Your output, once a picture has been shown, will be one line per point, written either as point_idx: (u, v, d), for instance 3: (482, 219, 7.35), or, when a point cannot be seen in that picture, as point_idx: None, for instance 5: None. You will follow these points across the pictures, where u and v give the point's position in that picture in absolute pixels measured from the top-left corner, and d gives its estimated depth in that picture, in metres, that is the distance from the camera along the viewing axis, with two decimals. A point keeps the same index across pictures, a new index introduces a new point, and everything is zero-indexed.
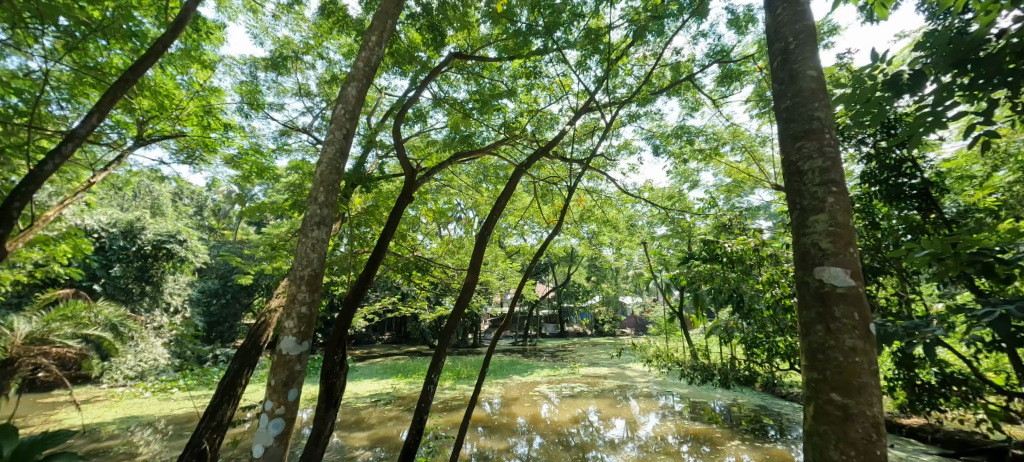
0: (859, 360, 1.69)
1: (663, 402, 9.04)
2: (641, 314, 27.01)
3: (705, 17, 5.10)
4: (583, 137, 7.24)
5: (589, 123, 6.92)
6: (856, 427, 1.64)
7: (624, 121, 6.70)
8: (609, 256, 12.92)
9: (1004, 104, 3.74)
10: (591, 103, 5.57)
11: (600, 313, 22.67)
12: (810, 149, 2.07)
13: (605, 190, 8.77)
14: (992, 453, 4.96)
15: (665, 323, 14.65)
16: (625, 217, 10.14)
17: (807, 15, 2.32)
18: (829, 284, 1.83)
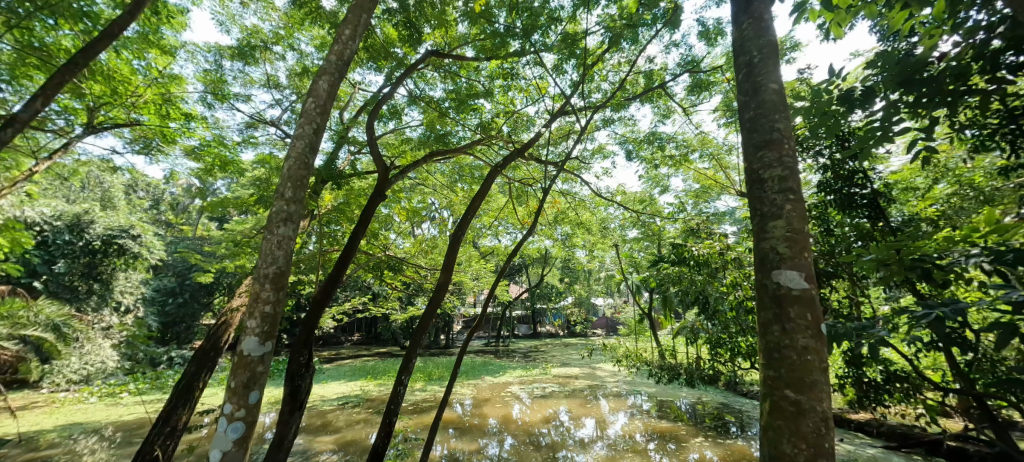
0: (811, 358, 1.79)
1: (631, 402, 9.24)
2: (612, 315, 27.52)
3: (677, 27, 5.27)
4: (558, 140, 7.32)
5: (565, 127, 7.01)
6: (808, 422, 1.73)
7: (599, 126, 6.82)
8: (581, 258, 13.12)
9: (943, 122, 4.05)
10: (566, 106, 5.65)
11: (572, 314, 22.94)
12: (771, 159, 2.18)
13: (579, 193, 8.89)
14: (930, 445, 5.34)
15: (635, 324, 14.98)
16: (598, 220, 10.32)
17: (770, 31, 2.45)
18: (785, 286, 1.93)
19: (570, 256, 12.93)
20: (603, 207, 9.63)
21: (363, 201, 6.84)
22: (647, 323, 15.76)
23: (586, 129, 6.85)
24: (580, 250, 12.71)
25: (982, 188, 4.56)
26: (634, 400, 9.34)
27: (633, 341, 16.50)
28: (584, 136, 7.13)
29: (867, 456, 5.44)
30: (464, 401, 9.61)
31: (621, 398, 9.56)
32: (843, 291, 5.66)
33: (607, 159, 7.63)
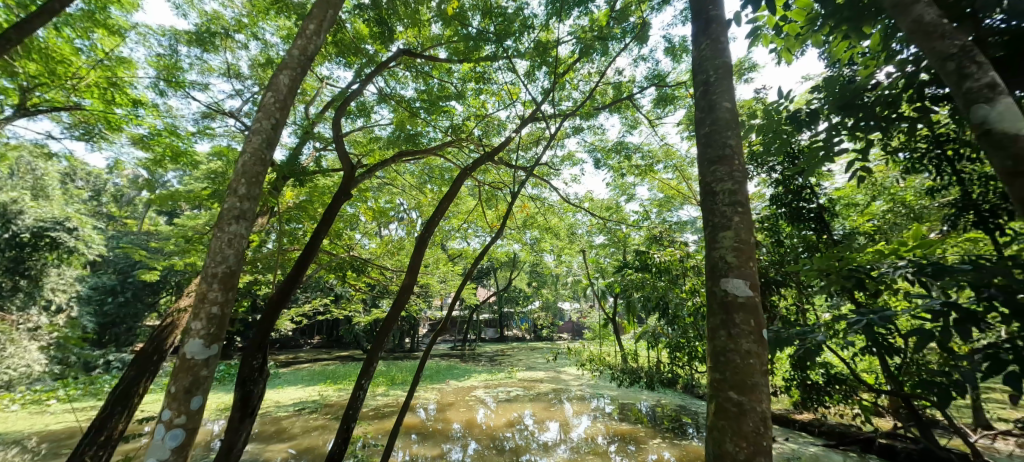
0: (753, 362, 1.90)
1: (593, 405, 9.41)
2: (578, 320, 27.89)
3: (645, 41, 5.47)
4: (529, 145, 7.39)
5: (535, 132, 7.09)
6: (748, 421, 1.83)
7: (568, 133, 6.96)
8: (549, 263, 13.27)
9: (879, 145, 4.40)
10: (537, 113, 5.73)
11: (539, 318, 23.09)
12: (722, 173, 2.31)
13: (548, 198, 9.00)
14: (864, 443, 5.75)
15: (599, 329, 15.27)
16: (566, 225, 10.48)
17: (726, 53, 2.60)
18: (732, 294, 2.04)
19: (538, 261, 13.05)
20: (572, 213, 9.81)
21: (327, 200, 6.64)
22: (611, 328, 16.11)
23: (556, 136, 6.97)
24: (548, 255, 12.87)
25: (913, 207, 4.98)
26: (596, 403, 9.51)
27: (598, 345, 16.81)
28: (554, 142, 7.24)
29: (809, 454, 5.78)
30: (427, 406, 9.46)
31: (583, 402, 9.71)
32: (790, 299, 6.02)
33: (576, 166, 7.78)
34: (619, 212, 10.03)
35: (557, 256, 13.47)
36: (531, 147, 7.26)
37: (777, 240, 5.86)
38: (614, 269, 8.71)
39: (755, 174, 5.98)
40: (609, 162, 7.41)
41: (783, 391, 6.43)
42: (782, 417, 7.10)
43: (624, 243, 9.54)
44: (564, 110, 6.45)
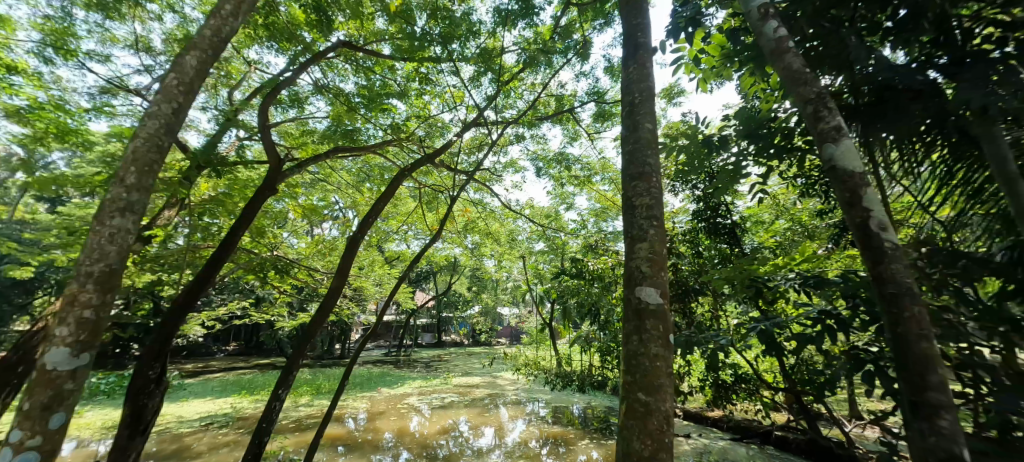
0: (659, 364, 2.05)
1: (526, 409, 9.53)
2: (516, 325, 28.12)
3: (587, 59, 5.73)
4: (472, 150, 7.37)
5: (479, 138, 7.10)
6: (654, 420, 1.95)
7: (511, 141, 7.05)
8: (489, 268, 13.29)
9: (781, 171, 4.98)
10: (479, 118, 5.72)
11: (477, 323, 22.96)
12: (641, 189, 2.48)
13: (490, 204, 9.03)
14: (763, 436, 6.36)
15: (535, 334, 15.51)
16: (507, 231, 10.57)
17: (650, 78, 2.80)
18: (644, 301, 2.19)
19: (478, 266, 13.01)
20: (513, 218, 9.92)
21: (249, 194, 6.11)
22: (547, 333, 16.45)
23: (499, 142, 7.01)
24: (488, 260, 12.88)
25: (807, 226, 5.65)
26: (529, 407, 9.64)
27: (534, 350, 17.06)
28: (496, 148, 7.29)
29: (718, 448, 6.29)
30: (356, 415, 8.99)
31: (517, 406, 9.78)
32: (706, 306, 6.55)
33: (519, 173, 7.90)
34: (558, 220, 10.32)
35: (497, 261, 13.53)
36: (473, 151, 7.24)
37: (697, 252, 6.36)
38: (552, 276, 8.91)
39: (680, 189, 6.45)
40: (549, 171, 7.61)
41: (697, 390, 6.94)
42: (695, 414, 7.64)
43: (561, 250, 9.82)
44: (507, 117, 6.52)
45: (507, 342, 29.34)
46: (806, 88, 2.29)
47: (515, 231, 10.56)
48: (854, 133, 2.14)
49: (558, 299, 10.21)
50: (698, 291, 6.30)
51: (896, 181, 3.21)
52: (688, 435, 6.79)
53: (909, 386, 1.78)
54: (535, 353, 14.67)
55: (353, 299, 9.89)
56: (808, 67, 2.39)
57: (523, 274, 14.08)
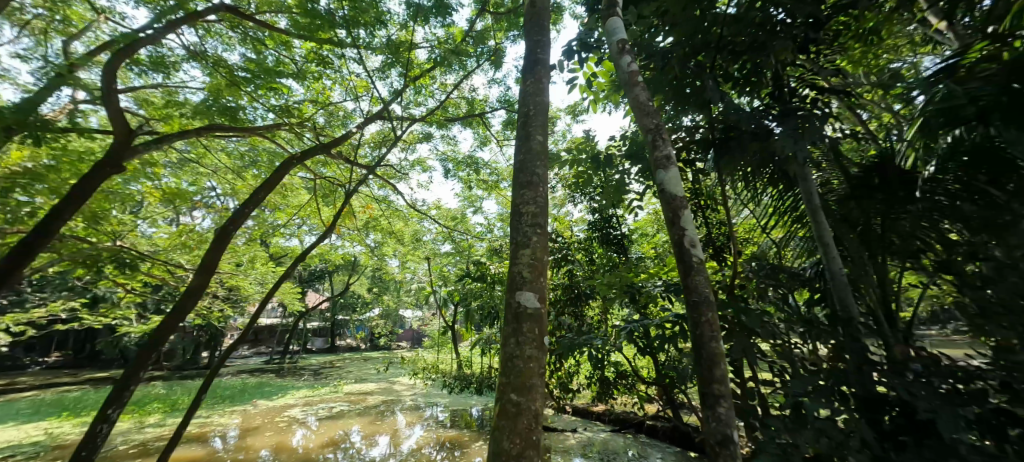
0: (532, 365, 2.14)
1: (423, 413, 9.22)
2: (417, 328, 27.22)
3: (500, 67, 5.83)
4: (378, 144, 6.93)
5: (385, 132, 6.72)
6: (523, 419, 2.02)
7: (420, 138, 6.81)
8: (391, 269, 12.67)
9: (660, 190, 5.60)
10: (385, 109, 5.40)
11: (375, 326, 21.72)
12: (529, 197, 2.58)
13: (394, 202, 8.61)
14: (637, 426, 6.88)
15: (437, 337, 15.16)
16: (411, 232, 10.18)
17: (545, 94, 2.95)
18: (523, 305, 2.27)
19: (379, 267, 12.34)
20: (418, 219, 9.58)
21: (86, 170, 4.98)
22: (449, 336, 16.18)
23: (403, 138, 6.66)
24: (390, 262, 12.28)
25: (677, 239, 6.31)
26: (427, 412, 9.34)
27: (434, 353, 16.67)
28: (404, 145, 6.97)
29: (599, 439, 6.58)
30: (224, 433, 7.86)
31: (413, 411, 9.42)
32: (597, 309, 6.85)
33: (426, 173, 7.65)
34: (465, 223, 10.24)
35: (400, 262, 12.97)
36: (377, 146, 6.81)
37: (590, 260, 6.64)
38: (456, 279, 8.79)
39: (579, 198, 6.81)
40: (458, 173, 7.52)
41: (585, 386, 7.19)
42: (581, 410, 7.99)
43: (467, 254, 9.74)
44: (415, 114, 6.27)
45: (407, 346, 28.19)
46: (648, 119, 2.60)
47: (420, 232, 10.22)
48: (679, 162, 2.50)
49: (462, 302, 10.12)
50: (590, 295, 6.57)
51: (746, 206, 3.81)
52: (574, 430, 7.07)
53: (700, 380, 2.11)
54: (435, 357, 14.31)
55: (227, 300, 8.64)
56: (652, 101, 2.72)
57: (428, 277, 13.70)
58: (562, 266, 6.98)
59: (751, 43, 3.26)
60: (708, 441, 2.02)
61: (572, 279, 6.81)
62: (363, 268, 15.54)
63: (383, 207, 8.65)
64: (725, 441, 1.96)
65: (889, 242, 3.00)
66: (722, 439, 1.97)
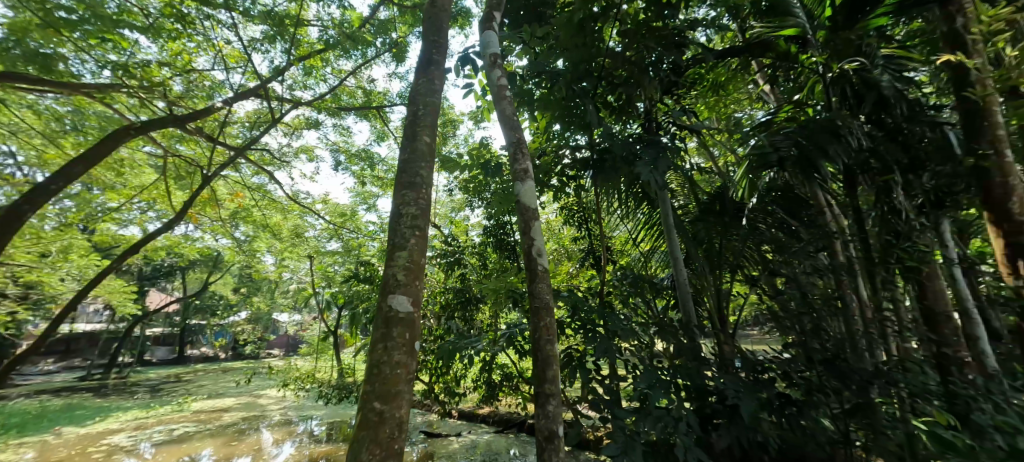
0: (400, 372, 1.93)
1: (296, 428, 7.86)
2: (293, 333, 24.35)
3: (403, 61, 5.60)
4: (257, 125, 5.85)
5: (264, 111, 5.76)
6: (386, 429, 1.81)
7: (307, 123, 6.10)
8: (262, 267, 11.15)
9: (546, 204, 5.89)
10: (265, 85, 4.70)
11: (240, 332, 18.87)
12: (410, 198, 2.35)
13: (272, 193, 7.55)
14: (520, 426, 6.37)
15: (316, 344, 13.69)
16: (291, 226, 9.06)
17: (437, 95, 2.74)
18: (394, 309, 2.05)
19: (247, 264, 10.76)
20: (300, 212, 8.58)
21: None
22: (329, 343, 14.76)
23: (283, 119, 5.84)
24: (262, 258, 10.80)
25: (567, 246, 6.13)
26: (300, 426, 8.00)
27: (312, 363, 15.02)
28: (286, 128, 6.20)
29: (483, 442, 6.00)
30: None
31: (284, 426, 8.07)
32: (488, 312, 6.09)
33: (312, 162, 6.87)
34: (355, 221, 9.47)
35: (275, 259, 11.48)
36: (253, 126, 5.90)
37: (484, 265, 6.07)
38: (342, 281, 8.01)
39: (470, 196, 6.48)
40: (350, 167, 6.89)
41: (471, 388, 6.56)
42: (467, 412, 7.24)
43: (356, 253, 9.01)
44: (300, 97, 5.61)
45: (277, 353, 25.06)
46: (512, 132, 2.69)
47: (302, 227, 9.16)
48: (536, 177, 2.64)
49: (347, 306, 9.33)
50: (480, 298, 5.94)
51: (623, 221, 4.13)
52: (458, 434, 6.39)
53: (535, 379, 2.23)
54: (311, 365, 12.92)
55: (21, 298, 6.65)
56: (519, 114, 2.79)
57: (308, 277, 12.37)
58: (454, 270, 6.39)
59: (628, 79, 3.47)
60: (537, 437, 2.16)
61: (464, 283, 6.23)
62: (226, 265, 13.41)
63: (256, 196, 7.56)
64: (551, 436, 2.12)
65: (726, 258, 3.51)
66: (549, 435, 2.13)
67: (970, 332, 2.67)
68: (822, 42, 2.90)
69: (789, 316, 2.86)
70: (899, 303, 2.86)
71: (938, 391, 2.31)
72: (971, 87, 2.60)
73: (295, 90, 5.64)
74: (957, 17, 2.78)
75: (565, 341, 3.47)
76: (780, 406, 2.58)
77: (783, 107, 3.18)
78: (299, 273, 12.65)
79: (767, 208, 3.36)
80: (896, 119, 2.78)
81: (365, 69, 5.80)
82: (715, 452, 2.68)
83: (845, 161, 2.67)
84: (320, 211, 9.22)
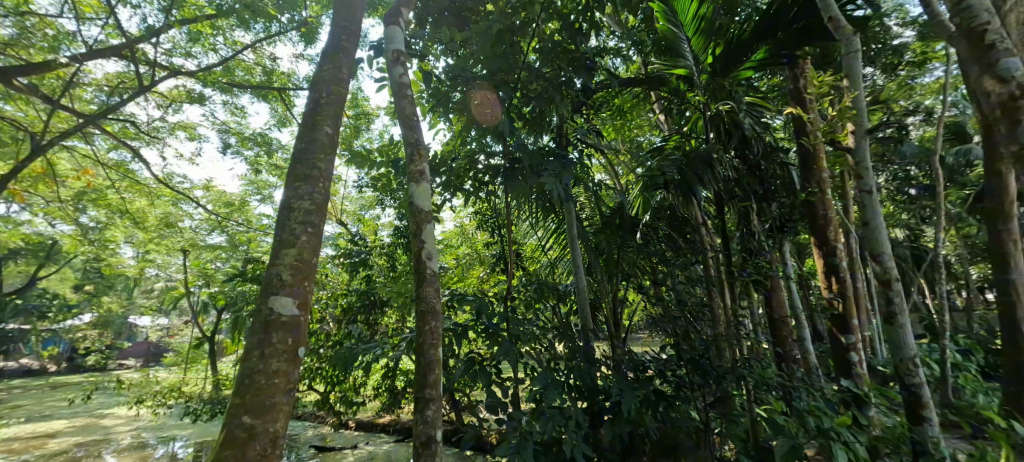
0: (278, 381, 1.75)
1: (153, 453, 6.47)
2: (155, 340, 20.79)
3: (313, 43, 5.16)
4: (120, 92, 4.91)
5: (131, 76, 4.86)
6: (255, 446, 1.63)
7: (189, 96, 5.29)
8: (117, 261, 9.34)
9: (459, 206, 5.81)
10: (133, 45, 3.97)
11: (81, 339, 15.59)
12: (304, 191, 2.08)
13: (137, 174, 6.39)
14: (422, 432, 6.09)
15: (186, 352, 11.85)
16: (160, 214, 7.75)
17: (345, 84, 2.47)
18: (277, 312, 1.83)
19: (96, 257, 8.94)
20: (173, 199, 7.38)
21: None
22: (203, 350, 12.87)
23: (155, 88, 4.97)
24: (118, 250, 9.06)
25: (479, 251, 6.10)
26: (159, 449, 6.62)
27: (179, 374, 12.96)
28: (160, 99, 5.31)
29: (382, 453, 5.64)
30: None
31: (136, 451, 6.61)
32: (395, 316, 5.85)
33: (193, 141, 5.97)
34: (244, 213, 8.41)
35: (135, 252, 9.71)
36: (116, 92, 4.95)
37: (392, 267, 5.87)
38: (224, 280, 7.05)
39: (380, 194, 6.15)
40: (241, 151, 6.12)
41: (371, 397, 6.18)
42: (367, 421, 6.73)
43: (243, 249, 8.01)
44: (180, 66, 4.85)
45: (132, 363, 21.15)
46: (410, 131, 2.63)
47: (174, 216, 7.88)
48: (431, 179, 2.62)
49: (228, 308, 8.24)
50: (386, 302, 5.64)
51: (534, 229, 4.24)
52: (355, 446, 6.00)
53: (416, 384, 2.20)
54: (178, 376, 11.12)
55: None
56: (419, 115, 2.75)
57: (180, 274, 10.67)
58: (359, 272, 5.99)
59: (540, 93, 3.56)
60: (413, 443, 2.11)
61: (369, 286, 5.89)
62: (67, 256, 11.02)
63: (113, 176, 6.34)
64: (427, 442, 2.09)
65: (621, 268, 3.79)
66: (426, 440, 2.09)
67: (800, 335, 3.22)
68: (704, 83, 3.20)
69: (668, 320, 3.18)
70: (753, 310, 3.36)
71: (775, 383, 2.75)
72: (806, 136, 3.34)
73: (175, 56, 4.85)
74: (799, 78, 3.43)
75: (469, 346, 3.43)
76: (655, 401, 2.81)
77: (671, 136, 3.52)
78: (168, 269, 10.86)
79: (654, 225, 3.68)
80: (756, 156, 3.26)
81: (267, 45, 5.22)
82: (601, 447, 2.87)
83: (715, 188, 3.03)
84: (201, 199, 8.04)
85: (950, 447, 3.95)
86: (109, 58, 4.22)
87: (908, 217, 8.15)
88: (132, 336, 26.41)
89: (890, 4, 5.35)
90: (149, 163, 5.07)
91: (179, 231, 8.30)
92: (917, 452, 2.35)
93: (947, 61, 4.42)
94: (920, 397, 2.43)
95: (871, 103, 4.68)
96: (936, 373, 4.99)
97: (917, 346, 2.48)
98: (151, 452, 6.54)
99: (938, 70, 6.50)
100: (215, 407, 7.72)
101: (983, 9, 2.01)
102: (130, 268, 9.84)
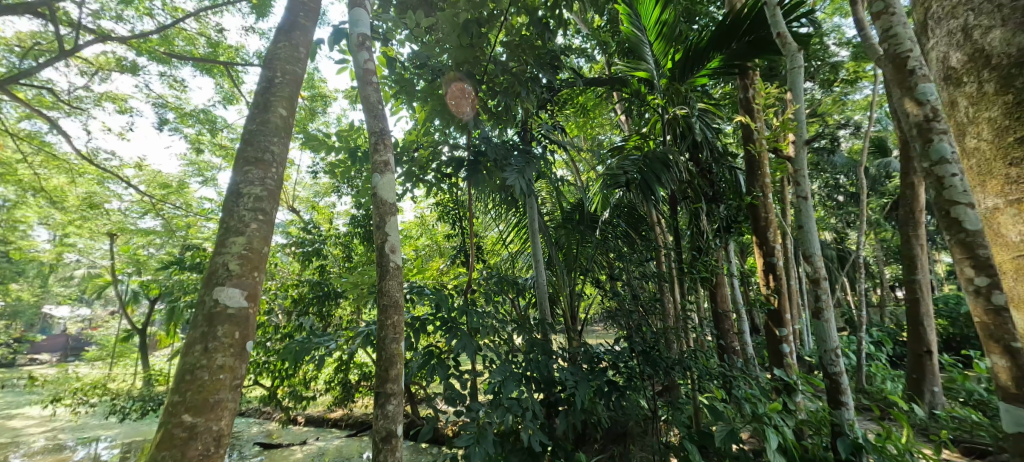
0: (223, 377, 1.65)
1: (72, 455, 5.96)
2: (75, 331, 18.86)
3: (266, 17, 4.86)
4: (39, 53, 4.39)
5: (51, 38, 4.36)
6: (196, 445, 1.54)
7: (122, 65, 4.81)
8: (28, 244, 8.38)
9: (418, 198, 5.64)
10: (52, 2, 3.52)
11: None
12: (255, 177, 1.95)
13: (55, 146, 5.73)
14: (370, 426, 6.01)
15: (113, 345, 10.93)
16: (82, 194, 7.01)
17: (304, 65, 2.35)
18: (222, 304, 1.72)
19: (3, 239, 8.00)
20: (98, 177, 6.71)
21: None
22: (133, 344, 11.92)
23: (79, 53, 4.46)
24: (29, 231, 8.15)
25: (439, 244, 6.03)
26: (79, 451, 6.10)
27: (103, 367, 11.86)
28: (85, 66, 4.79)
29: (333, 448, 5.49)
30: None
31: (50, 454, 6.05)
32: (349, 307, 5.71)
33: (124, 115, 5.44)
34: (183, 195, 7.79)
35: (52, 234, 8.80)
36: (29, 55, 4.41)
37: (348, 257, 5.72)
38: (162, 268, 6.54)
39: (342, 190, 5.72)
40: (182, 129, 5.67)
41: (322, 391, 5.97)
42: (315, 417, 6.51)
43: (180, 235, 7.44)
44: (110, 31, 4.40)
45: (46, 358, 19.18)
46: (375, 120, 2.53)
47: (99, 196, 7.17)
48: (397, 170, 2.54)
49: (164, 298, 7.65)
50: (341, 293, 5.46)
51: (496, 222, 4.23)
52: (303, 442, 5.78)
53: (377, 378, 2.15)
54: (102, 371, 10.22)
55: None
56: (385, 104, 2.65)
57: (104, 261, 9.70)
58: (311, 262, 5.73)
59: (506, 88, 3.55)
60: (372, 438, 2.06)
61: (323, 276, 5.68)
62: None
63: (25, 148, 5.63)
64: (387, 437, 2.05)
65: (579, 262, 3.85)
66: (386, 435, 2.05)
67: (740, 327, 3.46)
68: (664, 88, 3.30)
69: (622, 314, 3.26)
70: (699, 304, 3.56)
71: (717, 373, 2.96)
72: (752, 144, 3.55)
73: (104, 19, 4.38)
74: (749, 88, 3.63)
75: (428, 339, 3.34)
76: (608, 391, 2.86)
77: (632, 137, 3.62)
78: (92, 255, 9.85)
79: (613, 222, 3.83)
80: (707, 161, 3.43)
81: (213, 14, 4.84)
82: (556, 436, 2.93)
83: (671, 187, 3.17)
84: (132, 179, 7.36)
85: (862, 427, 4.45)
86: (23, 16, 3.75)
87: (836, 221, 8.94)
88: (45, 327, 23.88)
89: (829, 24, 5.80)
90: (70, 137, 4.55)
91: (105, 213, 7.56)
92: (835, 433, 2.58)
93: (874, 81, 4.87)
94: (839, 384, 2.69)
95: (809, 115, 5.08)
96: (855, 362, 5.54)
97: (839, 338, 2.72)
98: (69, 454, 6.01)
99: (866, 89, 7.15)
100: (147, 404, 7.17)
101: (909, 36, 1.94)
102: (44, 253, 8.86)
